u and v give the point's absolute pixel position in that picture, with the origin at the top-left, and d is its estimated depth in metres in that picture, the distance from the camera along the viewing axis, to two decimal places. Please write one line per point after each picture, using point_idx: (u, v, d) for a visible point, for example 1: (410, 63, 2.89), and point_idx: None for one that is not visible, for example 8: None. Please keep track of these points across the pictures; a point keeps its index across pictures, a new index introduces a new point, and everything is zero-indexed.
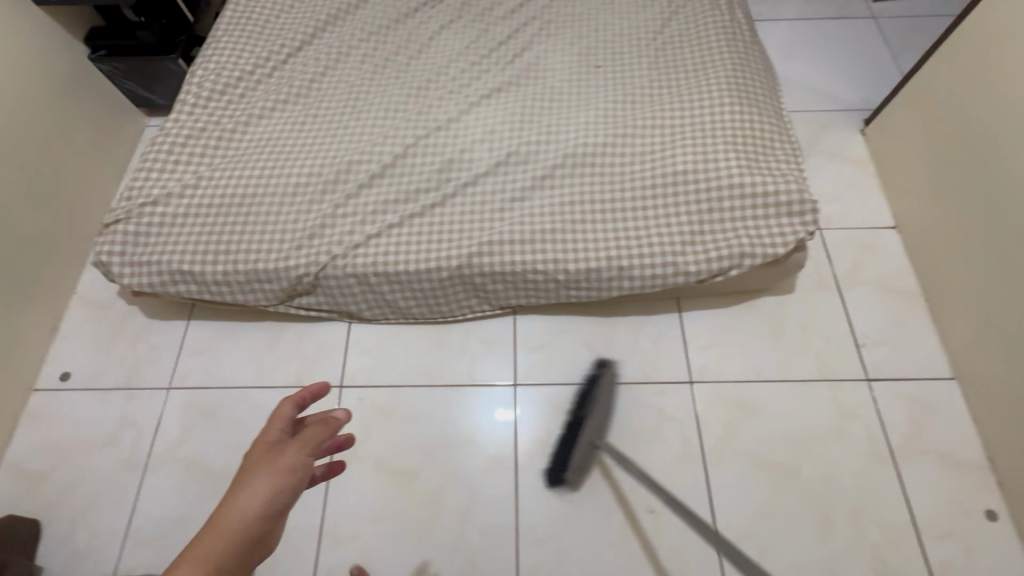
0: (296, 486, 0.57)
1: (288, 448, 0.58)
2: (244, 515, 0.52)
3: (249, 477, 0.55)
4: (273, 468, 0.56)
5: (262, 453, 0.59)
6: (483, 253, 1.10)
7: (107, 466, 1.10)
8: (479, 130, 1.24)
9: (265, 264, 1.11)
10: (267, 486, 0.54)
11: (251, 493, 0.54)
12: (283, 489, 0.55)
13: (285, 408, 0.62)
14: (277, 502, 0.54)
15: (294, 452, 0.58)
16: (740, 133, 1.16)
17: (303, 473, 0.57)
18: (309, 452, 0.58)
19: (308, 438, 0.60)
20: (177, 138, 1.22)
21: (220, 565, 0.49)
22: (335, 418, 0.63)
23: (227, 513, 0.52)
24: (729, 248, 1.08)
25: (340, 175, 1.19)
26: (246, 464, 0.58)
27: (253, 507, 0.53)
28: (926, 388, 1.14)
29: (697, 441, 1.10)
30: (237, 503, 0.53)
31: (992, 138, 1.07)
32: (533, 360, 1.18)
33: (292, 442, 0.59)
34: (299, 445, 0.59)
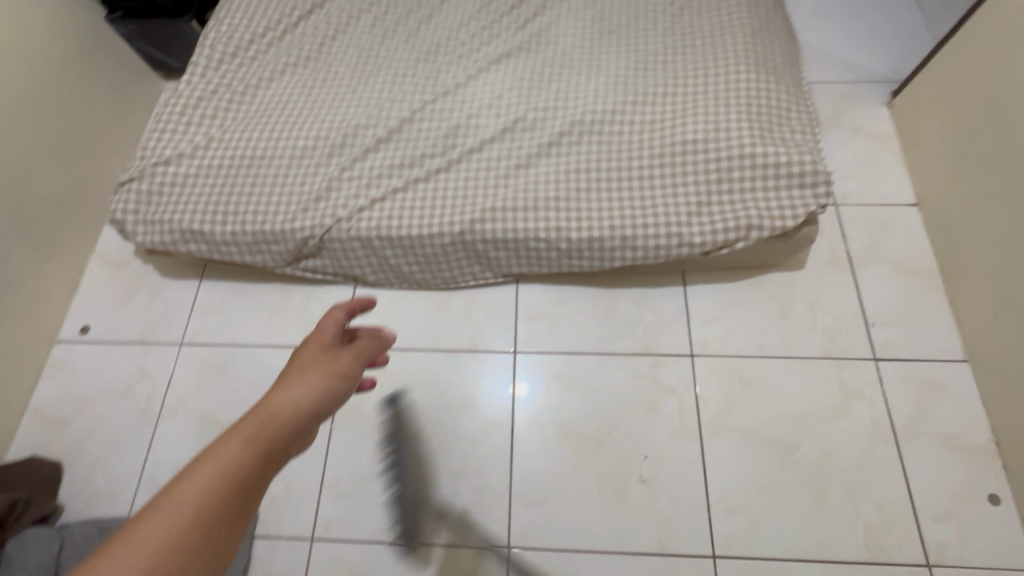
0: (347, 390, 0.61)
1: (343, 353, 0.63)
2: (300, 403, 0.56)
3: (307, 370, 0.59)
4: (327, 370, 0.60)
5: (317, 351, 0.63)
6: (486, 219, 1.10)
7: (123, 415, 1.15)
8: (486, 96, 1.23)
9: (271, 225, 1.13)
10: (323, 384, 0.59)
11: (310, 386, 0.58)
12: (336, 389, 0.60)
13: (339, 313, 0.66)
14: (331, 399, 0.59)
15: (346, 360, 0.62)
16: (754, 102, 1.13)
17: (354, 380, 0.62)
18: (362, 362, 0.64)
19: (362, 349, 0.65)
20: (190, 100, 1.23)
21: (271, 446, 0.51)
22: (384, 338, 0.69)
23: (286, 398, 0.56)
24: (737, 220, 1.06)
25: (347, 139, 1.19)
26: (302, 357, 0.62)
27: (306, 400, 0.56)
28: (935, 370, 1.11)
29: (695, 414, 1.09)
30: (295, 391, 0.56)
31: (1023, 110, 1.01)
32: (533, 328, 1.18)
33: (348, 350, 0.64)
34: (354, 354, 0.64)
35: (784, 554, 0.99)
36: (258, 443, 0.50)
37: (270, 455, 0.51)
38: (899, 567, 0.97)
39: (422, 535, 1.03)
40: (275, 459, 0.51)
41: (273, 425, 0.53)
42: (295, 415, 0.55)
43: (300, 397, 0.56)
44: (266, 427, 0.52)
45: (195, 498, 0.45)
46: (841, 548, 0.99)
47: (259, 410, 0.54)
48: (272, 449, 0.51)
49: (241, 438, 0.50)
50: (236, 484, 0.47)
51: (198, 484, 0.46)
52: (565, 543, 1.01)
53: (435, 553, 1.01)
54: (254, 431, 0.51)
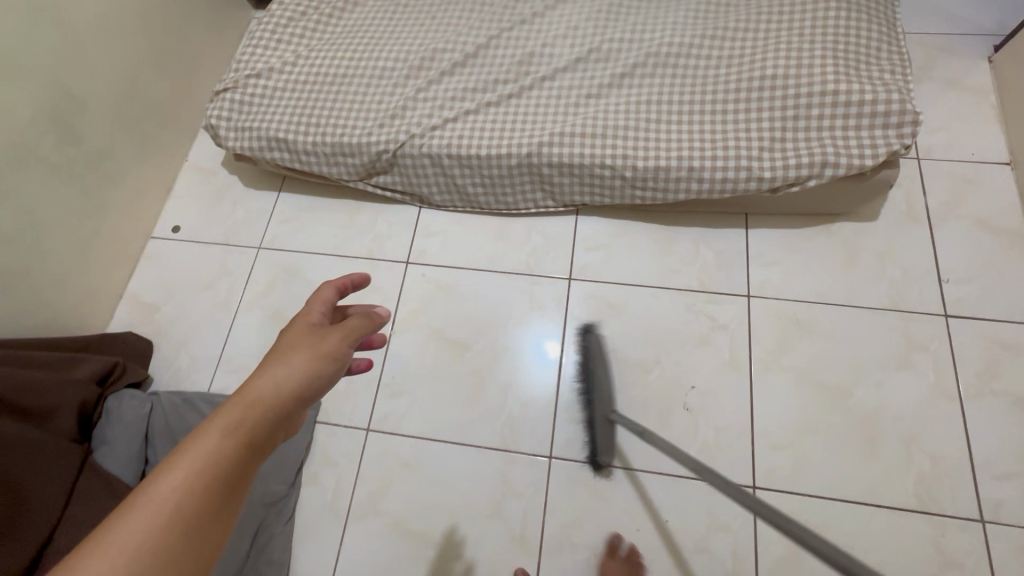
0: (335, 372, 0.57)
1: (330, 333, 0.58)
2: (282, 390, 0.52)
3: (290, 352, 0.55)
4: (313, 351, 0.55)
5: (302, 332, 0.58)
6: (553, 143, 1.12)
7: (206, 305, 1.26)
8: (563, 26, 1.23)
9: (349, 138, 1.19)
10: (307, 366, 0.54)
11: (294, 368, 0.53)
12: (322, 372, 0.55)
13: (329, 291, 0.63)
14: (316, 384, 0.54)
15: (335, 340, 0.57)
16: (842, 40, 1.09)
17: (342, 364, 0.57)
18: (350, 344, 0.58)
19: (351, 328, 0.59)
20: (280, 19, 1.30)
21: (251, 437, 0.48)
22: (379, 316, 0.63)
23: (266, 384, 0.52)
24: (812, 156, 1.03)
25: (425, 61, 1.23)
26: (288, 338, 0.57)
27: (288, 385, 0.52)
28: (1011, 330, 1.06)
29: (747, 352, 1.09)
30: (278, 375, 0.52)
31: None
32: (590, 258, 1.20)
33: (334, 328, 0.58)
34: (343, 334, 0.58)
35: (828, 492, 0.98)
36: (237, 435, 0.47)
37: (250, 448, 0.48)
38: (950, 519, 0.95)
39: (468, 437, 1.08)
40: (258, 449, 0.49)
41: (252, 415, 0.49)
42: (275, 405, 0.51)
43: (283, 381, 0.52)
44: (245, 417, 0.49)
45: (173, 497, 0.42)
46: (890, 494, 0.97)
47: (237, 399, 0.50)
48: (252, 440, 0.48)
49: (217, 432, 0.46)
50: (213, 481, 0.44)
51: (174, 481, 0.43)
52: (606, 459, 1.04)
53: (480, 455, 1.07)
54: (230, 425, 0.47)
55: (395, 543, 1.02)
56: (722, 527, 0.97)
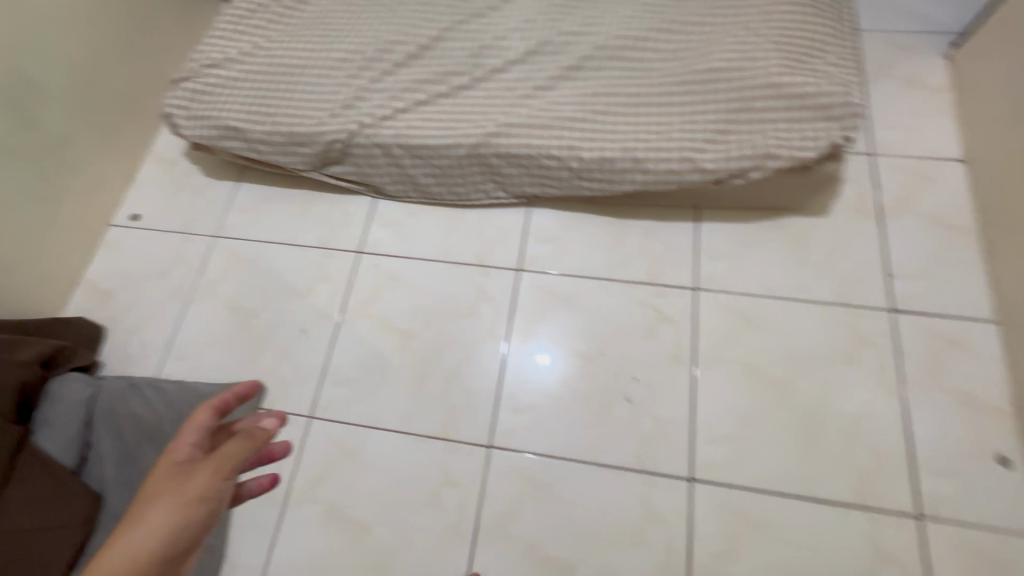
0: (207, 513, 0.55)
1: (200, 469, 0.56)
2: (139, 552, 0.50)
3: (151, 503, 0.53)
4: (174, 498, 0.54)
5: (168, 472, 0.57)
6: (501, 135, 1.13)
7: (160, 293, 1.27)
8: (518, 18, 1.24)
9: (302, 128, 1.20)
10: (169, 522, 0.52)
11: (153, 525, 0.52)
12: (187, 521, 0.54)
13: (205, 414, 0.61)
14: (181, 535, 0.53)
15: (203, 477, 0.56)
16: (789, 34, 1.09)
17: (217, 500, 0.56)
18: (227, 474, 0.57)
19: (226, 453, 0.58)
20: (241, 11, 1.32)
21: None
22: (264, 431, 0.62)
23: (122, 548, 0.50)
24: (755, 149, 1.03)
25: (381, 53, 1.24)
26: (152, 483, 0.56)
27: (145, 546, 0.51)
28: (957, 326, 1.05)
29: (691, 345, 1.08)
30: (133, 537, 0.51)
31: None
32: (540, 249, 1.20)
33: (204, 465, 0.57)
34: (214, 467, 0.57)
35: (765, 485, 0.97)
36: None
37: None
38: (888, 514, 0.93)
39: (410, 425, 1.08)
40: None
41: None
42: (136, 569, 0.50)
43: (135, 545, 0.50)
44: None
45: None
46: (827, 487, 0.96)
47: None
48: None
49: None
50: None
51: None
52: (544, 449, 1.04)
53: (420, 443, 1.06)
54: None
55: (330, 530, 1.02)
56: (657, 519, 0.97)
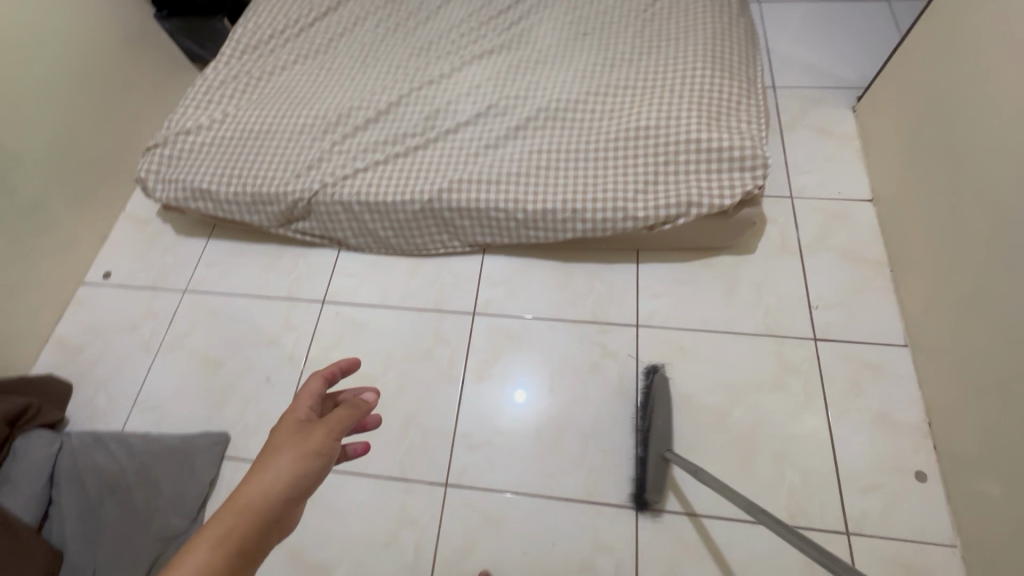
0: (323, 466, 0.59)
1: (314, 429, 0.60)
2: (271, 491, 0.55)
3: (276, 451, 0.57)
4: (299, 448, 0.58)
5: (290, 430, 0.61)
6: (452, 190, 1.23)
7: (129, 346, 1.31)
8: (467, 84, 1.37)
9: (268, 188, 1.29)
10: (291, 471, 0.56)
11: (283, 468, 0.56)
12: (309, 470, 0.57)
13: (316, 382, 0.67)
14: (305, 482, 0.57)
15: (320, 435, 0.60)
16: (706, 95, 1.23)
17: (331, 456, 0.60)
18: (339, 435, 0.61)
19: (336, 421, 0.62)
20: (214, 83, 1.44)
21: (239, 541, 0.51)
22: (365, 402, 0.66)
23: (256, 488, 0.54)
24: (679, 197, 1.15)
25: (341, 118, 1.36)
26: (277, 435, 0.60)
27: (277, 487, 0.55)
28: (872, 351, 1.14)
29: (633, 378, 1.16)
30: (265, 481, 0.55)
31: (971, 111, 1.04)
32: (494, 293, 1.29)
33: (321, 425, 0.61)
34: (329, 428, 0.61)
35: (705, 509, 1.03)
36: (226, 546, 0.50)
37: (242, 552, 0.51)
38: (817, 532, 0.99)
39: (371, 466, 1.13)
40: (250, 554, 0.52)
41: (241, 523, 0.52)
42: (272, 501, 0.54)
43: (268, 486, 0.54)
44: (235, 527, 0.52)
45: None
46: (763, 510, 1.02)
47: (230, 506, 0.53)
48: (243, 546, 0.51)
49: (209, 543, 0.49)
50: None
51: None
52: (499, 483, 1.09)
53: (380, 484, 1.11)
54: (221, 534, 0.51)
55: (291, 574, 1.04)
56: (605, 548, 1.02)
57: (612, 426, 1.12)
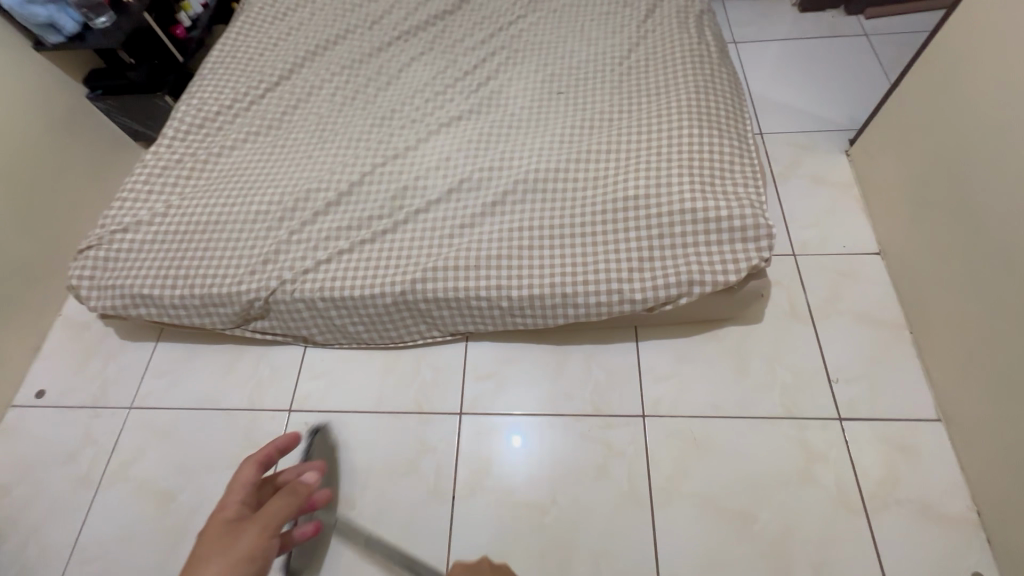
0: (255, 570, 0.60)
1: (249, 527, 0.63)
2: None
3: (201, 566, 0.58)
4: (226, 560, 0.59)
5: (220, 533, 0.63)
6: (427, 279, 1.10)
7: (65, 482, 1.14)
8: (436, 156, 1.26)
9: (218, 288, 1.15)
10: None
11: None
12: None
13: (249, 468, 0.71)
14: None
15: (254, 534, 0.62)
16: (696, 157, 1.13)
17: (261, 559, 0.61)
18: (272, 530, 0.64)
19: (268, 518, 0.65)
20: (154, 170, 1.30)
21: None
22: (304, 486, 0.69)
23: None
24: (679, 275, 1.04)
25: (300, 202, 1.23)
26: (202, 548, 0.61)
27: None
28: (904, 430, 1.04)
29: (645, 481, 1.03)
30: None
31: (982, 168, 0.97)
32: (481, 388, 1.16)
33: (256, 521, 0.64)
34: (264, 522, 0.64)
35: None
36: None
37: None
38: None
39: None
40: None
41: None
42: None
43: None
44: None
45: None
46: None
47: None
48: None
49: None
50: None
51: None
52: None
53: None
54: None
55: None
56: None
57: (627, 542, 0.99)
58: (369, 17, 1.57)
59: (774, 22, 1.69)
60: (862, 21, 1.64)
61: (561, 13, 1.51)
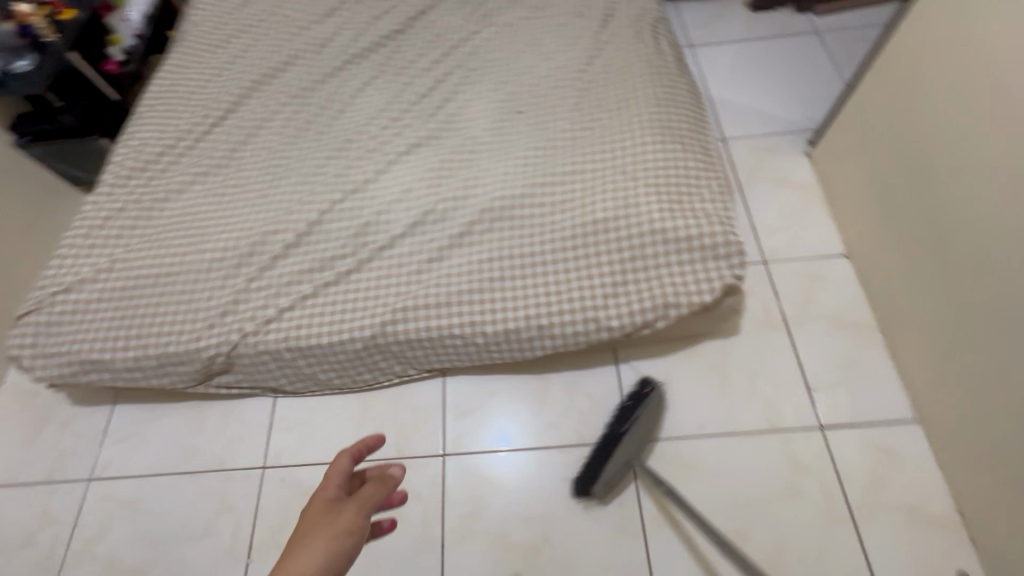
0: (353, 549, 0.57)
1: (347, 506, 0.61)
2: None
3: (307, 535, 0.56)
4: (331, 528, 0.57)
5: (320, 510, 0.61)
6: (399, 320, 1.06)
7: (23, 568, 1.06)
8: (398, 188, 1.21)
9: (176, 347, 1.09)
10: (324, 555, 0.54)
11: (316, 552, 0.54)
12: (342, 550, 0.56)
13: (344, 459, 0.66)
14: (337, 566, 0.55)
15: (352, 513, 0.60)
16: (662, 174, 1.12)
17: (361, 536, 0.59)
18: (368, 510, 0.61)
19: (366, 499, 0.62)
20: (95, 221, 1.22)
21: None
22: (392, 478, 0.67)
23: None
24: (654, 299, 1.03)
25: (257, 246, 1.17)
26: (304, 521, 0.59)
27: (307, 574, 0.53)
28: (884, 434, 1.05)
29: (637, 510, 1.02)
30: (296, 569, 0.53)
31: (938, 173, 0.98)
32: (463, 425, 1.13)
33: (352, 501, 0.62)
34: (359, 505, 0.61)
35: None
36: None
37: None
38: None
39: None
40: None
41: None
42: None
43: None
44: None
45: None
46: None
47: None
48: None
49: None
50: None
51: None
52: None
53: None
54: None
55: None
56: None
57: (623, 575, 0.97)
58: (315, 41, 1.50)
59: (728, 23, 1.69)
60: (812, 19, 1.66)
61: (516, 27, 1.48)
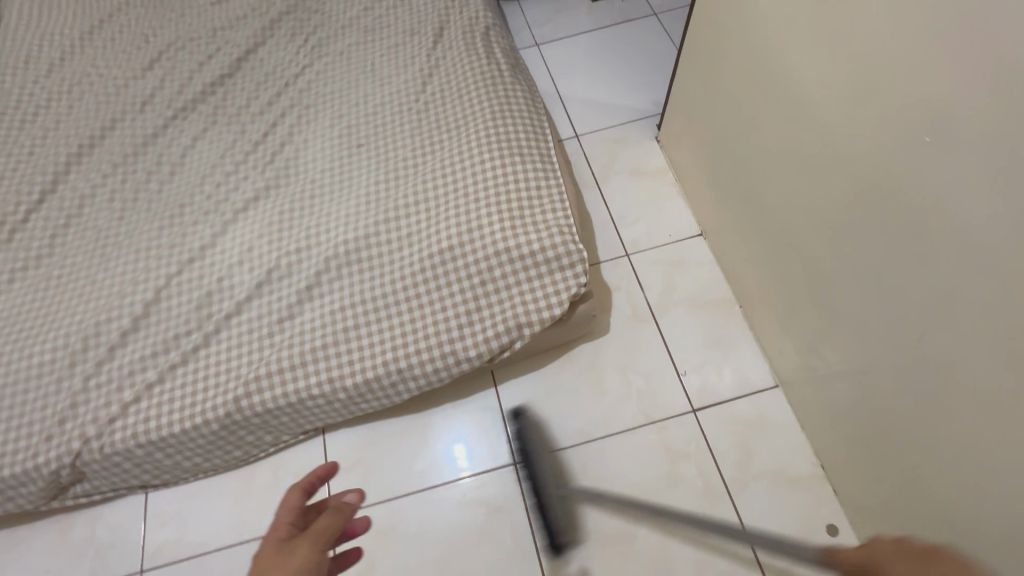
0: None
1: (298, 544, 0.54)
2: None
3: None
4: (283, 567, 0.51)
5: (271, 552, 0.54)
6: (253, 391, 1.01)
7: None
8: (239, 248, 1.15)
9: (11, 468, 1.00)
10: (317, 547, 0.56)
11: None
12: None
13: (293, 494, 0.60)
14: None
15: (306, 545, 0.54)
16: (501, 189, 1.11)
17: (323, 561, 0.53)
18: (324, 546, 0.54)
19: (320, 531, 0.56)
20: None
21: None
22: (349, 504, 0.60)
23: None
24: (507, 320, 1.02)
25: (91, 339, 1.08)
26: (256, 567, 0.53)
27: None
28: (749, 405, 1.09)
29: (528, 531, 1.02)
30: None
31: (746, 154, 1.02)
32: (348, 481, 1.09)
33: (305, 536, 0.55)
34: (313, 538, 0.55)
35: None
36: None
37: None
38: None
39: None
40: None
41: None
42: None
43: None
44: None
45: None
46: None
47: None
48: None
49: None
50: None
51: None
52: None
53: None
54: None
55: None
56: None
57: None
58: (137, 98, 1.40)
59: (570, 16, 1.69)
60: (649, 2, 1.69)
61: (349, 54, 1.43)
